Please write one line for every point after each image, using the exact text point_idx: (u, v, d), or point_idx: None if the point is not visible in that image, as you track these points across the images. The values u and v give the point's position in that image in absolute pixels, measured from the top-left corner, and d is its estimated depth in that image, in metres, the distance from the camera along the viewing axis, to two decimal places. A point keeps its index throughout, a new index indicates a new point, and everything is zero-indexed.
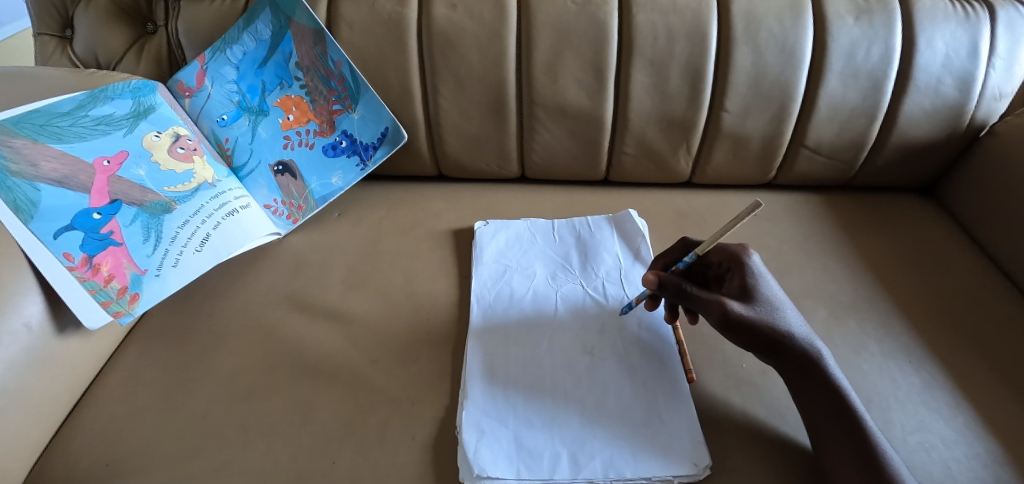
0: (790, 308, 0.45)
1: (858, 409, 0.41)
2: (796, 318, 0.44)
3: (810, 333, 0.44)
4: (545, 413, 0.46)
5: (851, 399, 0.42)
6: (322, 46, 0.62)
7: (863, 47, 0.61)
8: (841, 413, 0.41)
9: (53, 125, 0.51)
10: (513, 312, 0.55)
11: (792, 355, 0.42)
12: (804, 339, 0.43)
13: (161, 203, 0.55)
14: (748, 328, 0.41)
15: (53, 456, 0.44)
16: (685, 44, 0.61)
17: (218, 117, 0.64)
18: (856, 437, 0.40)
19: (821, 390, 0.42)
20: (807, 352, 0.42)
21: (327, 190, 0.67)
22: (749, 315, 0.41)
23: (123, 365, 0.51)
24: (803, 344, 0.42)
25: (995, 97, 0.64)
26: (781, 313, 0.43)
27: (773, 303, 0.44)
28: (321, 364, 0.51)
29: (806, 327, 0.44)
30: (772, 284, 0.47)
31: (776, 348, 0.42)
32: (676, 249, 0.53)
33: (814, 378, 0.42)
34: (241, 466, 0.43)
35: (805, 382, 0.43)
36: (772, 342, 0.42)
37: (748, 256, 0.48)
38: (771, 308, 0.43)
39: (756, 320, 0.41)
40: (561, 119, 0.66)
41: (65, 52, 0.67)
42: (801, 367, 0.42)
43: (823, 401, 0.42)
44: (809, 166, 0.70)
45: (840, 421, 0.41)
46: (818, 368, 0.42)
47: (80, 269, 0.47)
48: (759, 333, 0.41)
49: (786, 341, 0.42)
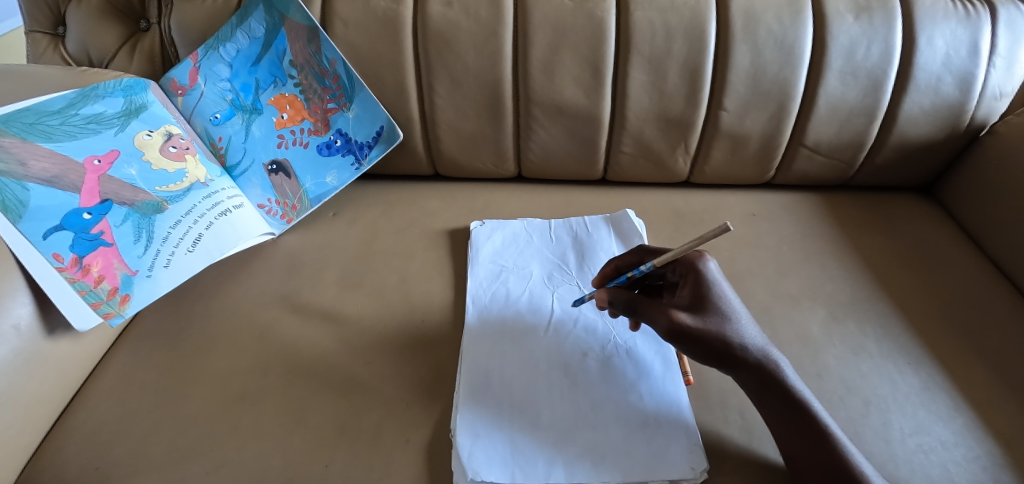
0: (746, 317, 0.43)
1: (824, 423, 0.40)
2: (751, 328, 0.42)
3: (766, 342, 0.43)
4: (540, 415, 0.45)
5: (815, 408, 0.41)
6: (317, 43, 0.62)
7: (863, 46, 0.60)
8: (803, 426, 0.40)
9: (42, 123, 0.50)
10: (509, 313, 0.54)
11: (746, 367, 0.41)
12: (759, 350, 0.41)
13: (152, 203, 0.54)
14: (697, 340, 0.39)
15: (42, 459, 0.43)
16: (683, 42, 0.60)
17: (211, 116, 0.63)
18: (824, 456, 0.39)
19: (780, 402, 0.41)
20: (762, 364, 0.41)
21: (321, 190, 0.66)
22: (697, 328, 0.39)
23: (114, 366, 0.51)
24: (757, 355, 0.41)
25: (995, 96, 0.64)
26: (735, 324, 0.41)
27: (727, 313, 0.42)
28: (315, 366, 0.50)
29: (762, 336, 0.43)
30: (728, 292, 0.44)
31: (728, 360, 0.41)
32: (633, 254, 0.50)
33: (774, 391, 0.41)
34: (233, 469, 0.42)
35: (763, 394, 0.42)
36: (723, 355, 0.40)
37: (705, 261, 0.45)
38: (724, 319, 0.41)
39: (706, 332, 0.39)
40: (557, 117, 0.66)
41: (57, 49, 0.66)
42: (757, 379, 0.41)
43: (786, 413, 0.41)
44: (808, 165, 0.70)
45: (809, 441, 0.40)
46: (775, 380, 0.41)
47: (69, 270, 0.46)
48: (708, 345, 0.40)
49: (738, 354, 0.40)
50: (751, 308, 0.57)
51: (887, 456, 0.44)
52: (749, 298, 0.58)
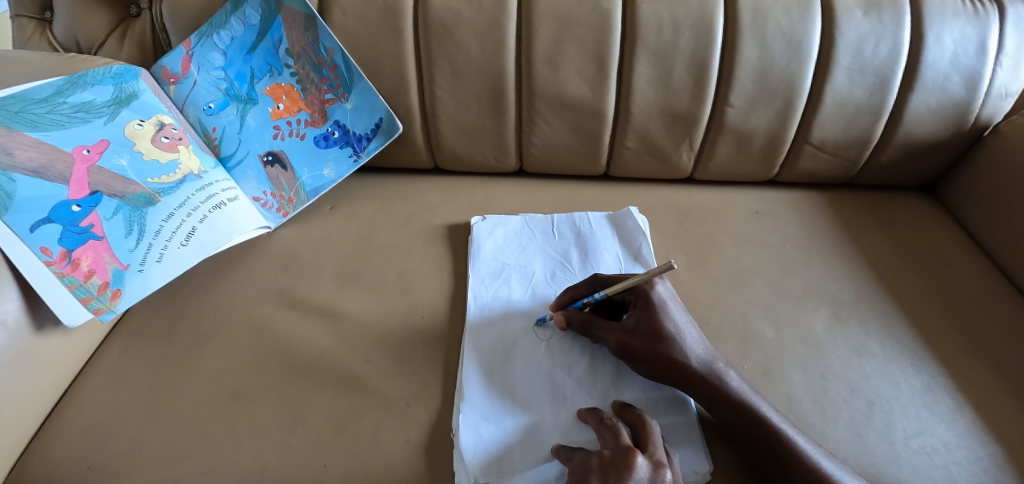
0: (695, 336, 0.45)
1: (783, 431, 0.41)
2: (699, 346, 0.44)
3: (714, 357, 0.44)
4: (544, 416, 0.45)
5: (766, 413, 0.42)
6: (314, 31, 0.60)
7: (871, 43, 0.59)
8: (757, 437, 0.41)
9: (29, 112, 0.48)
10: (512, 312, 0.53)
11: (693, 383, 0.43)
12: (703, 365, 0.43)
13: (144, 195, 0.52)
14: (642, 358, 0.44)
15: (32, 458, 0.42)
16: (690, 36, 0.59)
17: (204, 105, 0.61)
18: (783, 468, 0.39)
19: (732, 415, 0.42)
20: (708, 378, 0.43)
21: (318, 182, 0.65)
22: (642, 347, 0.44)
23: (106, 363, 0.50)
24: (701, 370, 0.43)
25: (1001, 95, 0.63)
26: (679, 346, 0.44)
27: (671, 335, 0.44)
28: (312, 364, 0.49)
29: (710, 352, 0.45)
30: (675, 314, 0.46)
31: (675, 378, 0.43)
32: (585, 283, 0.50)
33: (723, 405, 0.42)
34: (230, 469, 0.41)
35: (714, 409, 0.42)
36: (670, 373, 0.43)
37: (654, 286, 0.46)
38: (668, 342, 0.43)
39: (651, 351, 0.43)
40: (560, 111, 0.64)
41: (44, 34, 0.64)
42: (706, 395, 0.42)
43: (744, 425, 0.41)
44: (812, 163, 0.69)
45: (772, 456, 0.40)
46: (721, 393, 0.42)
47: (58, 265, 0.45)
48: (653, 364, 0.44)
49: (683, 372, 0.43)
50: (755, 308, 0.56)
51: (890, 458, 0.43)
52: (753, 298, 0.57)
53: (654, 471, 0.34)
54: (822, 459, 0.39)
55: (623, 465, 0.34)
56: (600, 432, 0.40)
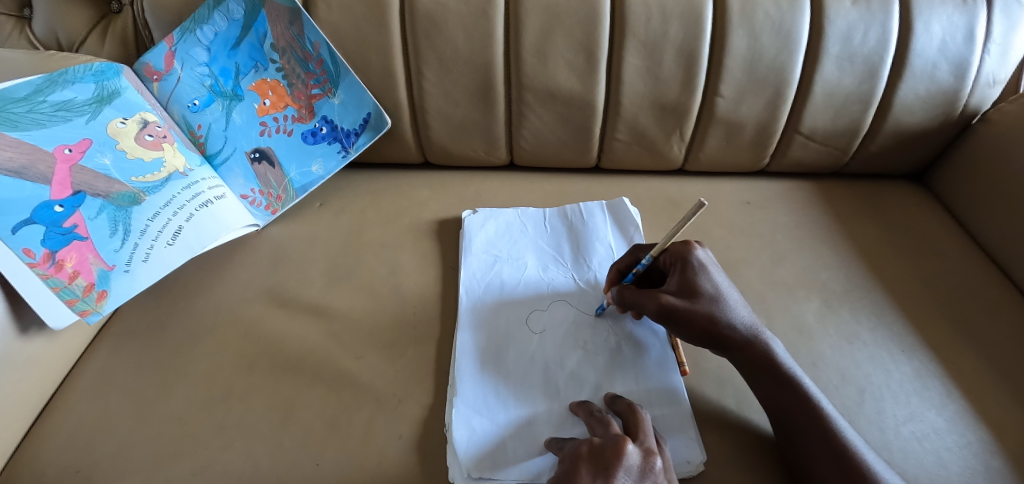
0: (737, 297, 0.46)
1: (819, 403, 0.42)
2: (741, 308, 0.45)
3: (754, 320, 0.46)
4: (537, 409, 0.44)
5: (804, 383, 0.43)
6: (299, 26, 0.59)
7: (860, 31, 0.59)
8: (788, 405, 0.42)
9: (8, 111, 0.46)
10: (504, 304, 0.53)
11: (737, 347, 0.44)
12: (746, 329, 0.44)
13: (129, 194, 0.51)
14: (685, 319, 0.43)
15: (20, 462, 0.42)
16: (679, 26, 0.59)
17: (189, 102, 0.60)
18: (813, 435, 0.40)
19: (768, 382, 0.43)
20: (751, 341, 0.44)
21: (307, 179, 0.65)
22: (685, 307, 0.43)
23: (93, 364, 0.49)
24: (745, 334, 0.44)
25: (989, 83, 0.63)
26: (722, 307, 0.44)
27: (714, 296, 0.44)
28: (303, 362, 0.49)
29: (751, 316, 0.46)
30: (717, 276, 0.46)
31: (719, 341, 0.44)
32: (628, 254, 0.51)
33: (762, 370, 0.43)
34: (220, 469, 0.41)
35: (753, 373, 0.44)
36: (713, 335, 0.44)
37: (694, 248, 0.46)
38: (712, 304, 0.44)
39: (694, 311, 0.43)
40: (550, 104, 0.64)
41: (23, 33, 0.62)
42: (749, 358, 0.44)
43: (771, 395, 0.43)
44: (803, 152, 0.69)
45: (797, 423, 0.41)
46: (764, 356, 0.44)
47: (42, 266, 0.44)
48: (698, 325, 0.43)
49: (727, 334, 0.44)
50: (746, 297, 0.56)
51: (881, 443, 0.44)
52: (744, 288, 0.57)
53: (643, 459, 0.34)
54: (847, 431, 0.40)
55: (613, 453, 0.34)
56: (590, 423, 0.40)
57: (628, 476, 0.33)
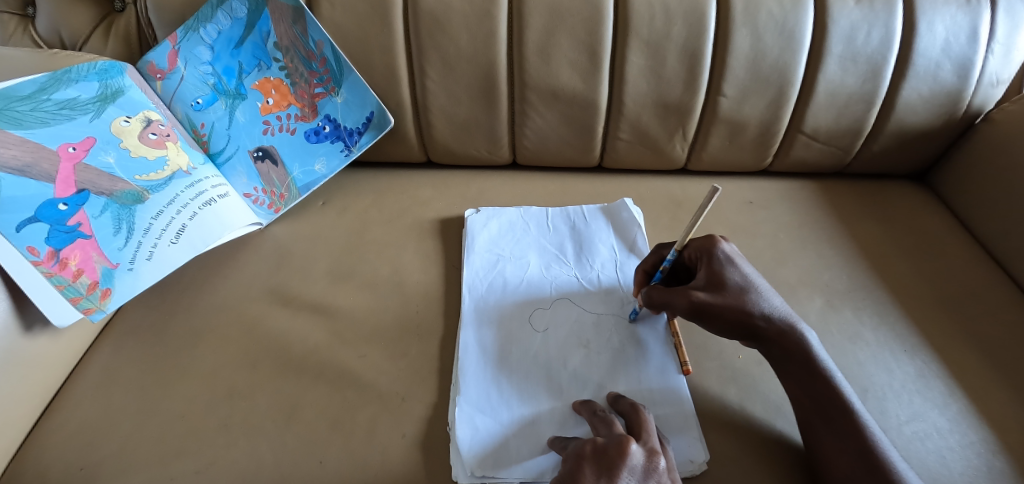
0: (766, 286, 0.46)
1: (848, 400, 0.42)
2: (772, 298, 0.45)
3: (787, 310, 0.45)
4: (540, 408, 0.45)
5: (836, 379, 0.43)
6: (302, 24, 0.59)
7: (863, 31, 0.59)
8: (817, 398, 0.42)
9: (11, 109, 0.46)
10: (507, 304, 0.53)
11: (772, 337, 0.44)
12: (780, 319, 0.44)
13: (132, 193, 0.51)
14: (718, 314, 0.43)
15: (24, 460, 0.42)
16: (682, 25, 0.59)
17: (192, 101, 0.60)
18: (840, 429, 0.40)
19: (803, 373, 0.43)
20: (785, 331, 0.44)
21: (309, 178, 0.64)
22: (717, 301, 0.43)
23: (97, 362, 0.49)
24: (780, 324, 0.44)
25: (992, 83, 0.63)
26: (754, 299, 0.44)
27: (744, 288, 0.44)
28: (305, 360, 0.49)
29: (783, 305, 0.45)
30: (744, 268, 0.46)
31: (754, 332, 0.44)
32: (652, 253, 0.51)
33: (796, 360, 0.43)
34: (224, 467, 0.41)
35: (788, 364, 0.44)
36: (748, 327, 0.43)
37: (718, 241, 0.46)
38: (743, 296, 0.43)
39: (726, 305, 0.43)
40: (553, 103, 0.64)
41: (27, 31, 0.63)
42: (784, 348, 0.44)
43: (801, 387, 0.43)
44: (805, 152, 0.69)
45: (825, 416, 0.41)
46: (799, 346, 0.43)
47: (46, 264, 0.44)
48: (733, 319, 0.43)
49: (762, 325, 0.43)
50: None
51: None
52: None
53: (646, 459, 0.34)
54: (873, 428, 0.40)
55: (616, 453, 0.34)
56: (593, 423, 0.40)
57: (631, 475, 0.33)
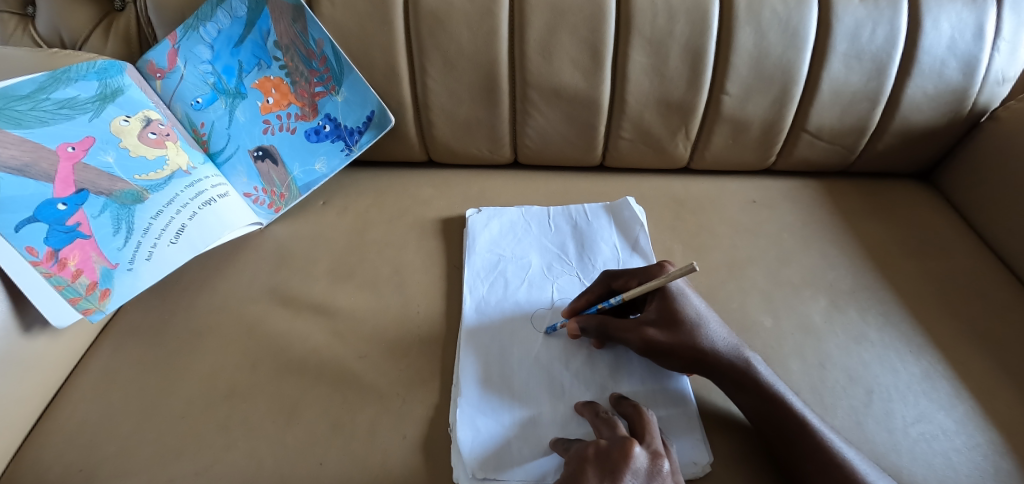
0: (715, 319, 0.45)
1: (805, 418, 0.41)
2: (722, 330, 0.44)
3: (737, 341, 0.44)
4: (542, 410, 0.44)
5: (791, 401, 0.42)
6: (302, 23, 0.59)
7: (868, 28, 0.59)
8: (770, 418, 0.41)
9: (10, 109, 0.46)
10: (508, 305, 0.53)
11: (722, 371, 0.43)
12: (731, 352, 0.43)
13: (132, 193, 0.51)
14: (667, 351, 0.43)
15: (23, 461, 0.42)
16: (685, 23, 0.58)
17: (192, 100, 0.60)
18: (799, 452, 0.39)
19: (754, 402, 0.42)
20: (736, 365, 0.43)
21: (310, 177, 0.64)
22: (668, 340, 0.43)
23: (96, 363, 0.49)
24: (730, 357, 0.43)
25: (998, 81, 0.62)
26: (703, 333, 0.43)
27: (694, 323, 0.43)
28: (306, 361, 0.48)
29: (734, 337, 0.45)
30: (694, 300, 0.45)
31: (704, 366, 0.43)
32: (599, 284, 0.48)
33: (747, 390, 0.42)
34: (223, 468, 0.41)
35: (739, 394, 0.43)
36: (698, 363, 0.43)
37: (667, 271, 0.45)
38: (693, 331, 0.43)
39: (677, 343, 0.43)
40: (555, 102, 0.64)
41: (27, 30, 0.62)
42: (733, 379, 0.43)
43: (752, 410, 0.42)
44: (809, 150, 0.69)
45: (786, 438, 0.40)
46: (749, 379, 0.42)
47: (45, 264, 0.43)
48: (683, 356, 0.43)
49: (712, 361, 0.43)
50: (753, 296, 0.56)
51: (889, 445, 0.43)
52: (751, 287, 0.57)
53: (650, 462, 0.34)
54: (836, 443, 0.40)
55: (620, 456, 0.33)
56: (596, 424, 0.40)
57: (635, 478, 0.32)
